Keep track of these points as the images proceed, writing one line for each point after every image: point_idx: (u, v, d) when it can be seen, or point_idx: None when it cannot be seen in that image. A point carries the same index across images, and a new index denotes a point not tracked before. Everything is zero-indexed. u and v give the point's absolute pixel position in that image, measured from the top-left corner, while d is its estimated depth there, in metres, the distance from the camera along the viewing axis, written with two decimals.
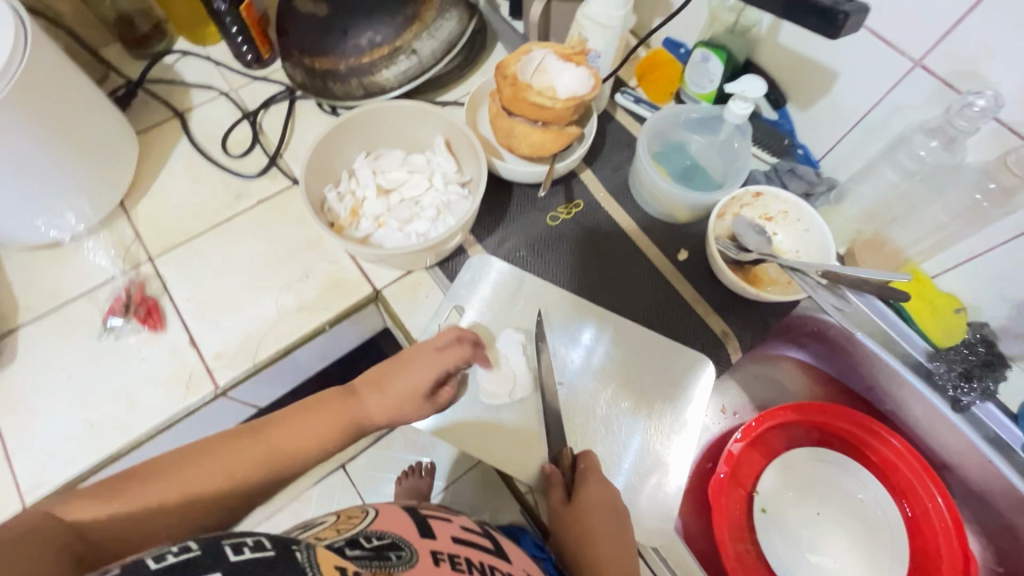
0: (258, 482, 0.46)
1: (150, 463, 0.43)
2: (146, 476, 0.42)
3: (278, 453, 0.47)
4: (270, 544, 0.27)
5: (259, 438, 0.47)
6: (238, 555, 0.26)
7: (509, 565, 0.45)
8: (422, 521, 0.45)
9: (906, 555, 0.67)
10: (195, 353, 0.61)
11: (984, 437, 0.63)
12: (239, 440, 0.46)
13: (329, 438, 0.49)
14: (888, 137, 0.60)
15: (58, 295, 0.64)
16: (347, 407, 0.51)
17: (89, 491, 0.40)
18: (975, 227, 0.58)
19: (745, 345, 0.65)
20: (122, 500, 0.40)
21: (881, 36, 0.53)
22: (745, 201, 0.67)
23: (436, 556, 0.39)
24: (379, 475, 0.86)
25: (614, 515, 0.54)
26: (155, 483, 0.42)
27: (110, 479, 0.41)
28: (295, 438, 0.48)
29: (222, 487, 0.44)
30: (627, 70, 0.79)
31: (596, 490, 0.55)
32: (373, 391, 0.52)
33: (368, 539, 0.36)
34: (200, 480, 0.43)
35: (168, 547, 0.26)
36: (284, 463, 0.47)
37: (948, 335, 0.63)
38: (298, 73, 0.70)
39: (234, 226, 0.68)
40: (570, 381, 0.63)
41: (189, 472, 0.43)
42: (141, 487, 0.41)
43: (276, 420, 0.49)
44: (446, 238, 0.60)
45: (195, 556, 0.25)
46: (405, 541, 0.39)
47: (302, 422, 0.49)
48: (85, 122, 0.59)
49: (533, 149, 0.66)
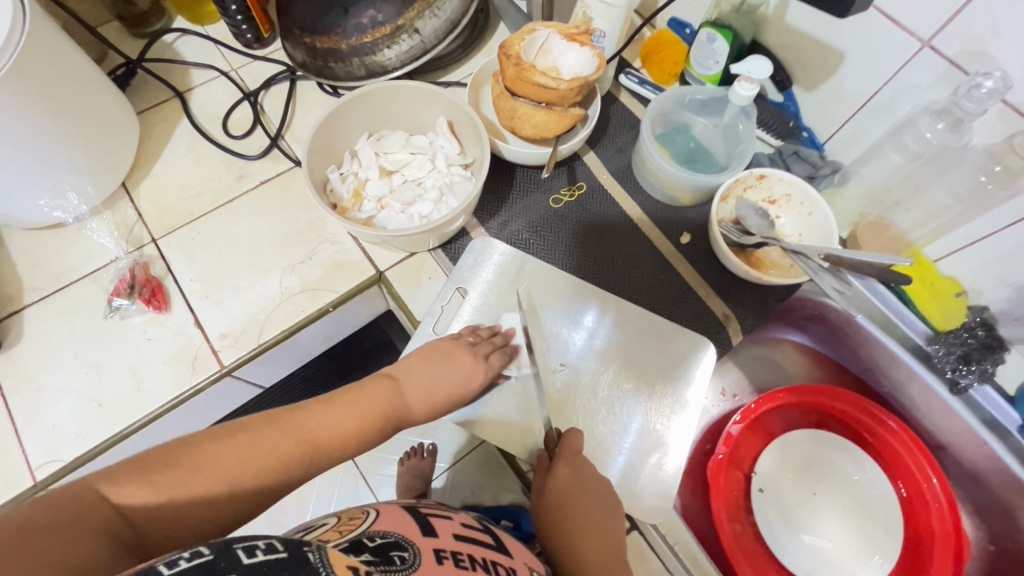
0: (298, 476, 0.45)
1: (191, 447, 0.41)
2: (188, 464, 0.40)
3: (320, 448, 0.46)
4: (281, 546, 0.27)
5: (302, 429, 0.45)
6: (252, 557, 0.26)
7: (510, 560, 0.47)
8: (423, 519, 0.46)
9: (900, 533, 0.69)
10: (201, 333, 0.61)
11: (981, 420, 0.64)
12: (282, 429, 0.45)
13: (369, 432, 0.49)
14: (895, 120, 0.59)
15: (62, 275, 0.64)
16: (389, 403, 0.52)
17: (131, 473, 0.38)
18: (978, 210, 0.57)
19: (746, 327, 0.65)
20: (166, 489, 0.38)
21: (890, 16, 0.53)
22: (748, 183, 0.67)
23: (439, 554, 0.40)
24: (381, 454, 0.86)
25: (600, 502, 0.55)
26: (198, 471, 0.40)
27: (150, 461, 0.39)
28: (337, 432, 0.47)
29: (263, 479, 0.42)
30: (632, 51, 0.78)
31: (576, 473, 0.56)
32: (417, 387, 0.54)
33: (371, 538, 0.38)
34: (243, 470, 0.41)
35: (180, 552, 0.26)
36: (324, 458, 0.46)
37: (948, 318, 0.64)
38: (299, 52, 0.69)
39: (237, 208, 0.68)
40: (572, 363, 0.64)
41: (233, 462, 0.41)
42: (185, 477, 0.39)
43: (317, 412, 0.47)
44: (448, 220, 0.59)
45: (209, 560, 0.25)
46: (407, 540, 0.40)
47: (346, 417, 0.48)
48: (85, 102, 0.59)
49: (536, 130, 0.66)
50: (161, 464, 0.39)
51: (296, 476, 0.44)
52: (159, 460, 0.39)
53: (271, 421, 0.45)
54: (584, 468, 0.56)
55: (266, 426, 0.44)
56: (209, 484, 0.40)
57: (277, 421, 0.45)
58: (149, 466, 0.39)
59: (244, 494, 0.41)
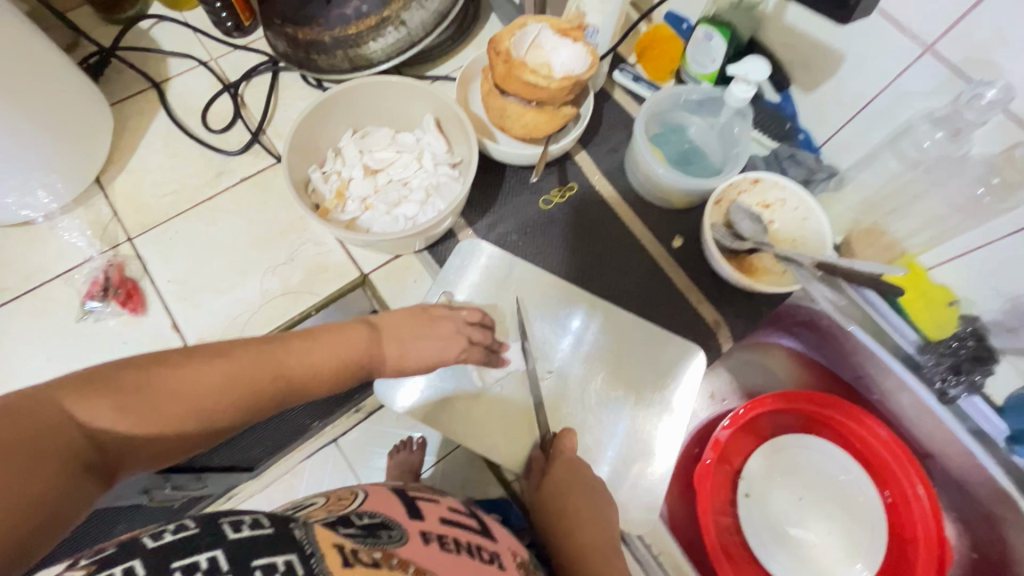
0: (270, 410, 0.44)
1: (165, 369, 0.39)
2: (161, 389, 0.38)
3: (295, 384, 0.45)
4: (267, 522, 0.27)
5: (280, 362, 0.44)
6: (237, 533, 0.26)
7: (494, 545, 0.46)
8: (411, 502, 0.45)
9: (884, 538, 0.69)
10: (178, 336, 0.60)
11: (967, 429, 0.64)
12: (259, 359, 0.43)
13: (343, 375, 0.48)
14: (893, 126, 0.58)
15: (34, 275, 0.62)
16: (367, 351, 0.49)
17: (98, 390, 0.36)
18: (975, 221, 0.56)
19: (737, 334, 0.64)
20: (137, 416, 0.37)
21: (894, 20, 0.51)
22: (743, 187, 0.65)
23: (426, 536, 0.39)
24: (369, 448, 0.83)
25: (591, 495, 0.56)
26: (172, 397, 0.38)
27: (121, 380, 0.37)
28: (315, 370, 0.46)
29: (237, 412, 0.41)
30: (627, 46, 0.75)
31: (570, 471, 0.57)
32: (398, 344, 0.52)
33: (359, 517, 0.37)
34: (217, 403, 0.40)
35: (166, 525, 0.26)
36: (296, 394, 0.45)
37: (940, 327, 0.63)
38: (280, 43, 0.66)
39: (216, 205, 0.66)
40: (558, 369, 0.63)
41: (205, 389, 0.40)
42: (154, 402, 0.38)
43: (297, 346, 0.46)
44: (435, 222, 0.58)
45: (193, 534, 0.25)
46: (393, 520, 0.39)
47: (325, 356, 0.47)
48: (54, 96, 0.56)
49: (526, 130, 0.63)
50: (132, 385, 0.37)
51: (267, 410, 0.43)
52: (129, 381, 0.37)
53: (249, 349, 0.43)
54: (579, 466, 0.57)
55: (243, 355, 0.42)
56: (181, 414, 0.39)
57: (254, 351, 0.43)
58: (118, 386, 0.37)
59: (217, 425, 0.41)
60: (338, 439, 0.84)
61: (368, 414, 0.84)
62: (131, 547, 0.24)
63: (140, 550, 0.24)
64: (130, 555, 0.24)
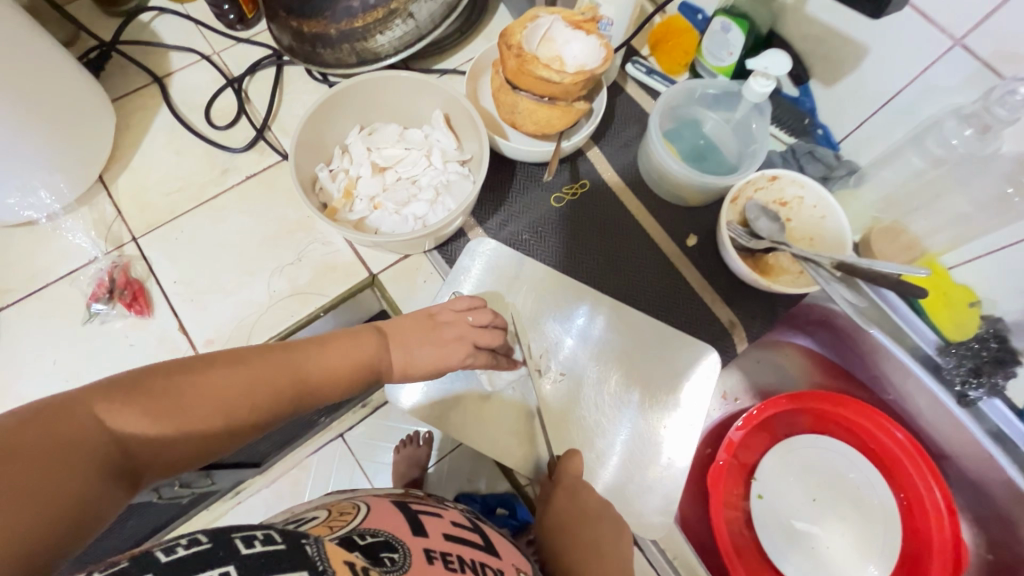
0: (289, 415, 0.43)
1: (191, 374, 0.38)
2: (189, 392, 0.38)
3: (312, 389, 0.44)
4: (279, 538, 0.26)
5: (299, 367, 0.44)
6: (249, 548, 0.25)
7: (498, 561, 0.45)
8: (414, 516, 0.44)
9: (898, 542, 0.68)
10: (185, 339, 0.59)
11: (986, 431, 0.63)
12: (278, 364, 0.43)
13: (358, 378, 0.47)
14: (917, 122, 0.56)
15: (38, 277, 0.61)
16: (379, 355, 0.49)
17: (131, 395, 0.35)
18: (1001, 220, 0.55)
19: (752, 334, 0.63)
20: (166, 419, 0.36)
21: (923, 12, 0.49)
22: (759, 185, 0.63)
23: (429, 554, 0.39)
24: (375, 442, 0.82)
25: (600, 518, 0.54)
26: (200, 400, 0.38)
27: (149, 384, 0.37)
28: (331, 374, 0.45)
29: (260, 415, 0.41)
30: (641, 37, 0.73)
31: (571, 497, 0.55)
32: (404, 350, 0.51)
33: (362, 537, 0.36)
34: (241, 404, 0.40)
35: (179, 539, 0.25)
36: (314, 398, 0.44)
37: (961, 328, 0.62)
38: (286, 36, 0.64)
39: (221, 203, 0.64)
40: (569, 369, 0.62)
41: (228, 391, 0.39)
42: (181, 406, 0.37)
43: (313, 351, 0.45)
44: (446, 223, 0.56)
45: (204, 549, 0.24)
46: (397, 539, 0.38)
47: (341, 359, 0.46)
48: (55, 93, 0.55)
49: (538, 126, 0.62)
50: (161, 389, 0.37)
51: (286, 415, 0.43)
52: (159, 385, 0.37)
53: (270, 354, 0.43)
54: (584, 497, 0.55)
55: (264, 359, 0.42)
56: (207, 417, 0.38)
57: (273, 355, 0.43)
58: (148, 390, 0.36)
59: (241, 429, 0.40)
60: (345, 433, 0.82)
61: (375, 411, 0.82)
62: (144, 561, 0.24)
63: (151, 565, 0.23)
64: (142, 569, 0.23)
